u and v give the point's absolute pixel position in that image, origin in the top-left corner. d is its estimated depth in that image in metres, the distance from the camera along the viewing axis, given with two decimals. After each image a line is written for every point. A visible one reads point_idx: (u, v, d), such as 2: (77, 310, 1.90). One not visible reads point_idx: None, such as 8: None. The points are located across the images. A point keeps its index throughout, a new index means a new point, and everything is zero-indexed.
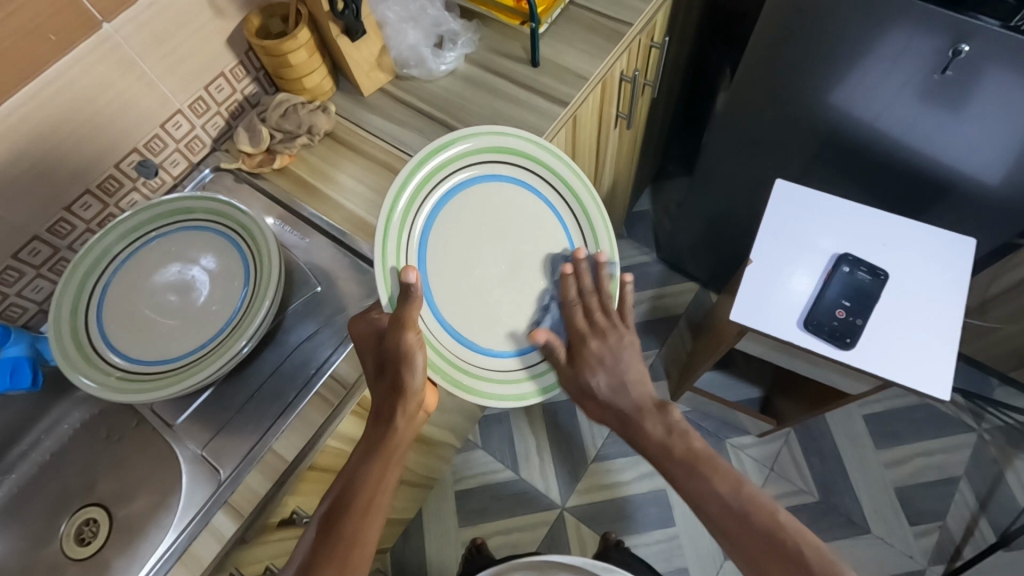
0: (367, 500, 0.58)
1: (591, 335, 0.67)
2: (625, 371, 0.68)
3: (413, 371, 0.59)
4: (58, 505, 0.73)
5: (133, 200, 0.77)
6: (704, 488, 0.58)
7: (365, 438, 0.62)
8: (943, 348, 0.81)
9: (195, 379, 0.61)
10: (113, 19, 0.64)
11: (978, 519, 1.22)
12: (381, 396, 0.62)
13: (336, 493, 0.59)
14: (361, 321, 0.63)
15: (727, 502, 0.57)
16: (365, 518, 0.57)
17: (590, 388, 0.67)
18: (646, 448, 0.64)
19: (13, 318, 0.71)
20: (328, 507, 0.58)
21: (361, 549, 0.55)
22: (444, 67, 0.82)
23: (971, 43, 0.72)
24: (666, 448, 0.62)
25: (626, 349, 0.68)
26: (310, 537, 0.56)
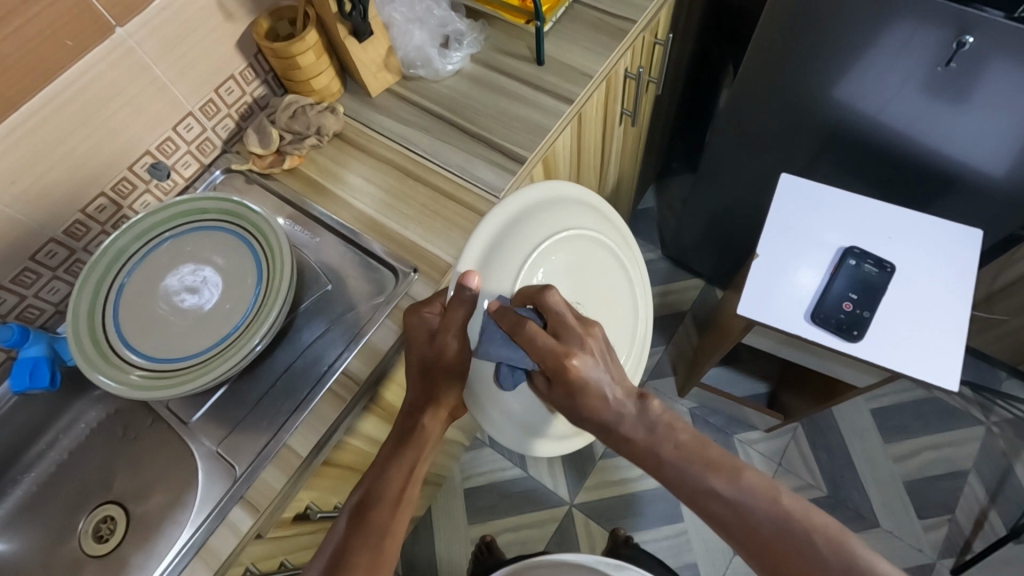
0: (382, 525, 0.59)
1: (541, 377, 0.59)
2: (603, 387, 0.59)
3: (455, 382, 0.61)
4: (76, 503, 0.75)
5: (146, 202, 0.78)
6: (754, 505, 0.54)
7: (394, 436, 0.64)
8: (951, 338, 0.81)
9: (212, 377, 0.62)
10: (127, 24, 0.65)
11: (988, 511, 1.21)
12: (416, 392, 0.63)
13: (355, 503, 0.61)
14: (410, 316, 0.62)
15: (779, 526, 0.53)
16: (380, 543, 0.58)
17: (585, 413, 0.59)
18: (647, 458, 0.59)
19: (31, 319, 0.72)
20: (360, 499, 0.61)
21: (392, 540, 0.59)
22: (450, 67, 0.83)
23: (975, 35, 0.72)
24: (682, 469, 0.57)
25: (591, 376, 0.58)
26: (329, 552, 0.58)
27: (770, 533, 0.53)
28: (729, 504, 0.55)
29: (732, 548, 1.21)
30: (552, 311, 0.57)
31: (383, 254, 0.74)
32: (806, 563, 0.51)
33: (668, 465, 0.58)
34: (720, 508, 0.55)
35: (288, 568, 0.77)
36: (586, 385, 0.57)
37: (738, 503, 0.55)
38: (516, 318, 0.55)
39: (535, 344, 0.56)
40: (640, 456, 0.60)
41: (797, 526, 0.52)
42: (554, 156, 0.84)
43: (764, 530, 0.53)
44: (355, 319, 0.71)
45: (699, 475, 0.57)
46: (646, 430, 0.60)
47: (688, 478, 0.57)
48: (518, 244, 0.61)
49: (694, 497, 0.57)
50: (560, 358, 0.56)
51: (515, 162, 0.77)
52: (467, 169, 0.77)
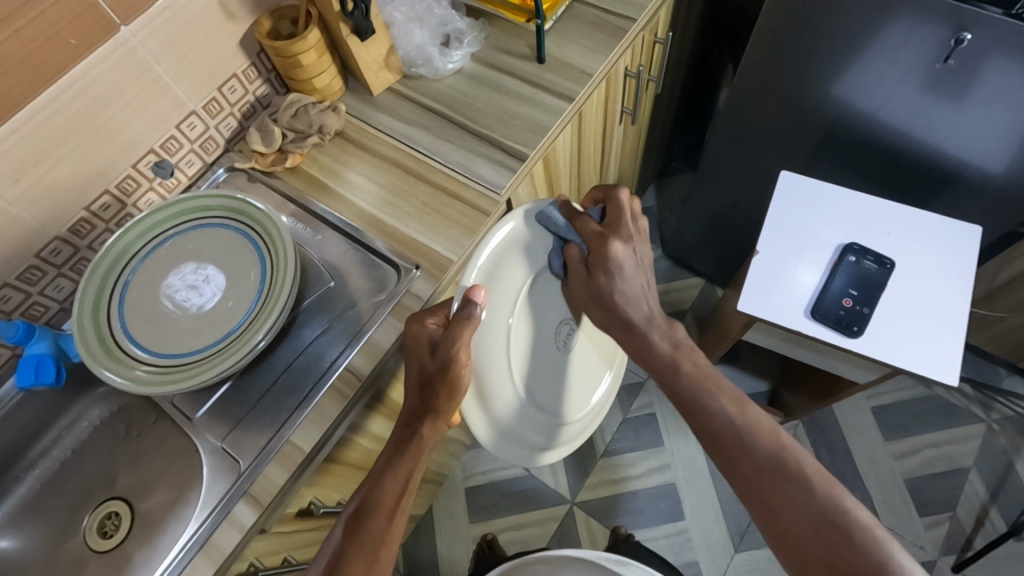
0: (380, 531, 0.59)
1: (579, 267, 0.69)
2: (632, 285, 0.68)
3: (456, 394, 0.61)
4: (80, 500, 0.75)
5: (150, 200, 0.78)
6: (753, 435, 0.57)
7: (391, 443, 0.64)
8: (951, 333, 0.81)
9: (216, 372, 0.63)
10: (130, 23, 0.66)
11: (988, 509, 1.21)
12: (415, 400, 0.64)
13: (353, 509, 0.61)
14: (413, 324, 0.61)
15: (769, 451, 0.56)
16: (376, 550, 0.58)
17: (602, 294, 0.68)
18: (652, 363, 0.67)
19: (35, 317, 0.72)
20: (357, 506, 0.60)
21: (387, 548, 0.59)
22: (451, 66, 0.84)
23: (972, 32, 0.72)
24: (693, 388, 0.62)
25: (631, 263, 0.68)
26: (328, 556, 0.58)
27: (762, 458, 0.56)
28: (731, 424, 0.59)
29: (734, 546, 1.21)
30: (614, 209, 0.70)
31: (385, 251, 0.74)
32: (790, 488, 0.53)
33: (679, 382, 0.64)
34: (721, 425, 0.59)
35: (291, 564, 0.77)
36: (616, 268, 0.67)
37: (737, 431, 0.58)
38: (581, 208, 0.71)
39: (584, 226, 0.69)
40: (658, 363, 0.66)
41: (787, 458, 0.55)
42: (555, 154, 0.84)
43: (756, 456, 0.56)
44: (357, 316, 0.72)
45: (708, 398, 0.61)
46: (668, 343, 0.67)
47: (697, 396, 0.62)
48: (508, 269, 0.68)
49: (701, 417, 0.61)
50: (602, 237, 0.68)
51: (515, 160, 0.77)
52: (468, 166, 0.77)
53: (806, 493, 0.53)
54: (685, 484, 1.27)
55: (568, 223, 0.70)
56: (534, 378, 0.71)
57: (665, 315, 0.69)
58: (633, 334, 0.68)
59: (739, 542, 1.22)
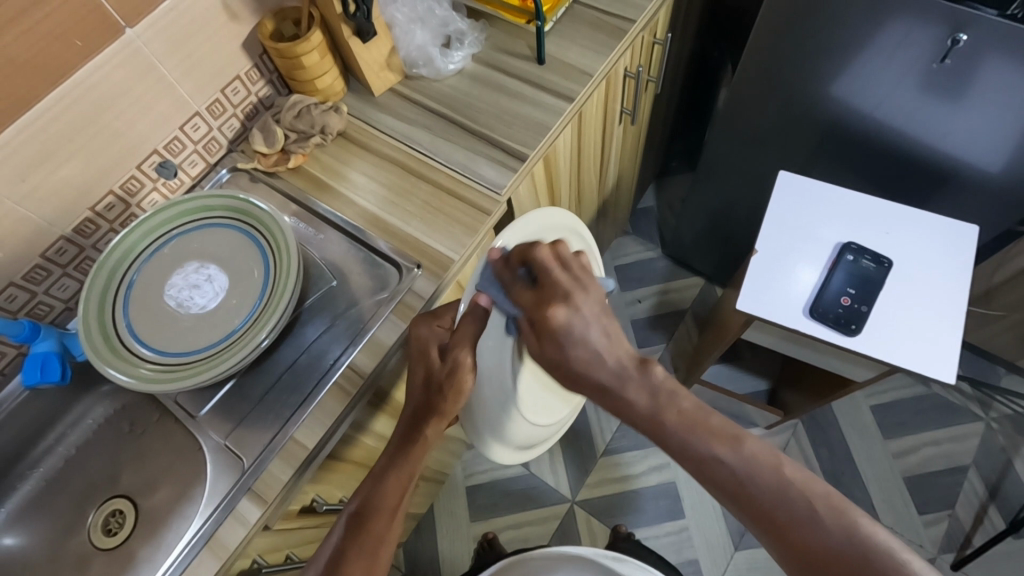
0: (378, 533, 0.59)
1: (528, 334, 0.57)
2: (591, 346, 0.54)
3: (460, 398, 0.60)
4: (85, 498, 0.76)
5: (153, 200, 0.79)
6: (753, 470, 0.48)
7: (393, 443, 0.63)
8: (947, 332, 0.82)
9: (219, 370, 0.63)
10: (135, 25, 0.66)
11: (987, 507, 1.22)
12: (419, 402, 0.62)
13: (353, 510, 0.60)
14: (420, 328, 0.64)
15: (776, 488, 0.47)
16: (375, 549, 0.58)
17: (556, 365, 0.55)
18: (633, 418, 0.53)
19: (40, 316, 0.73)
20: (358, 505, 0.60)
21: (386, 547, 0.59)
22: (452, 66, 0.84)
23: (968, 33, 0.73)
24: (683, 437, 0.50)
25: (578, 321, 0.54)
26: (327, 555, 0.59)
27: (769, 501, 0.47)
28: (730, 471, 0.49)
29: (734, 544, 1.22)
30: (541, 266, 0.57)
31: (388, 251, 0.75)
32: (808, 530, 0.46)
33: (670, 441, 0.51)
34: (718, 474, 0.49)
35: (294, 561, 0.77)
36: (564, 335, 0.54)
37: (735, 475, 0.49)
38: (513, 271, 0.58)
39: (518, 296, 0.57)
40: (639, 418, 0.52)
41: (796, 495, 0.47)
42: (555, 154, 0.85)
43: (764, 500, 0.47)
44: (359, 315, 0.73)
45: (700, 442, 0.50)
46: (646, 393, 0.52)
47: (686, 444, 0.50)
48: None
49: (693, 464, 0.50)
50: (540, 304, 0.55)
51: (516, 160, 0.78)
52: (469, 166, 0.78)
53: (826, 534, 0.45)
54: (685, 482, 1.28)
55: (501, 285, 0.58)
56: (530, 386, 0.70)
57: (636, 355, 0.54)
58: (609, 396, 0.54)
59: (739, 540, 1.22)
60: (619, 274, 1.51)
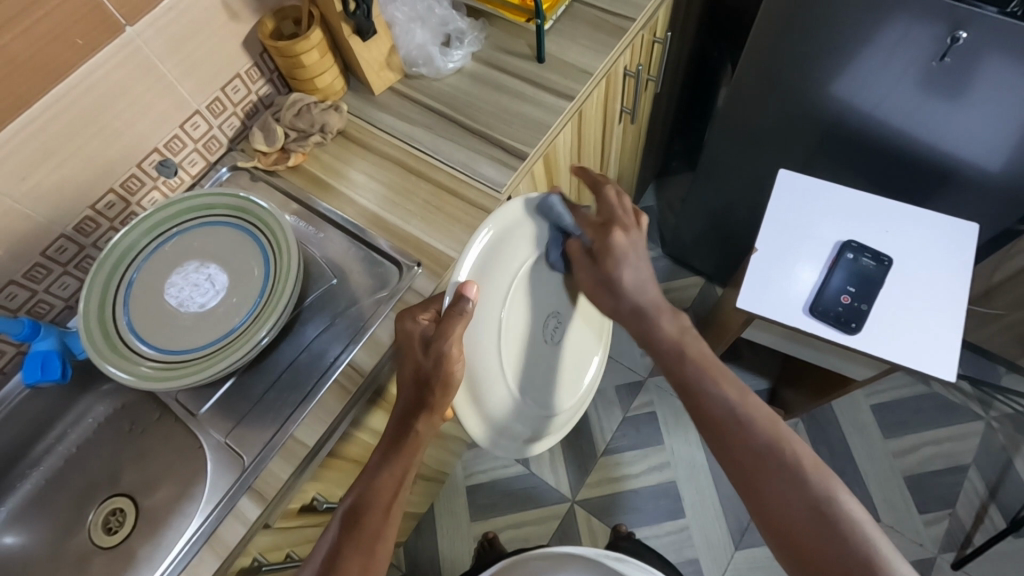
0: (375, 530, 0.58)
1: (584, 254, 0.71)
2: (639, 275, 0.68)
3: (451, 390, 0.61)
4: (85, 497, 0.76)
5: (153, 199, 0.79)
6: (753, 421, 0.56)
7: (386, 439, 0.64)
8: (947, 331, 0.82)
9: (220, 368, 0.63)
10: (135, 23, 0.67)
11: (987, 506, 1.22)
12: (409, 398, 0.64)
13: (349, 506, 0.60)
14: (404, 320, 0.64)
15: (766, 441, 0.54)
16: (373, 547, 0.57)
17: (610, 283, 0.68)
18: (657, 347, 0.66)
19: (40, 314, 0.73)
20: (353, 502, 0.60)
21: (384, 544, 0.58)
22: (452, 65, 0.84)
23: (968, 30, 0.73)
24: (699, 372, 0.61)
25: (632, 254, 0.69)
26: (322, 554, 0.57)
27: (758, 447, 0.54)
28: (733, 412, 0.57)
29: (734, 543, 1.22)
30: (605, 201, 0.72)
31: (388, 249, 0.75)
32: (788, 485, 0.51)
33: (690, 373, 0.62)
34: (720, 412, 0.58)
35: (293, 560, 0.77)
36: (620, 258, 0.68)
37: (732, 423, 0.56)
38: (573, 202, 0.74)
39: (581, 220, 0.72)
40: (664, 346, 0.65)
41: (784, 451, 0.53)
42: (555, 153, 0.85)
43: (754, 446, 0.54)
44: (358, 313, 0.73)
45: (712, 384, 0.60)
46: (675, 328, 0.66)
47: (701, 381, 0.60)
48: (496, 270, 0.67)
49: (703, 402, 0.59)
50: (603, 230, 0.69)
51: (516, 158, 0.78)
52: (469, 165, 0.78)
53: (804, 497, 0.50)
54: (685, 482, 1.28)
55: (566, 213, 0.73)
56: (529, 371, 0.72)
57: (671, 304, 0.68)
58: (641, 320, 0.67)
59: (739, 539, 1.22)
60: None
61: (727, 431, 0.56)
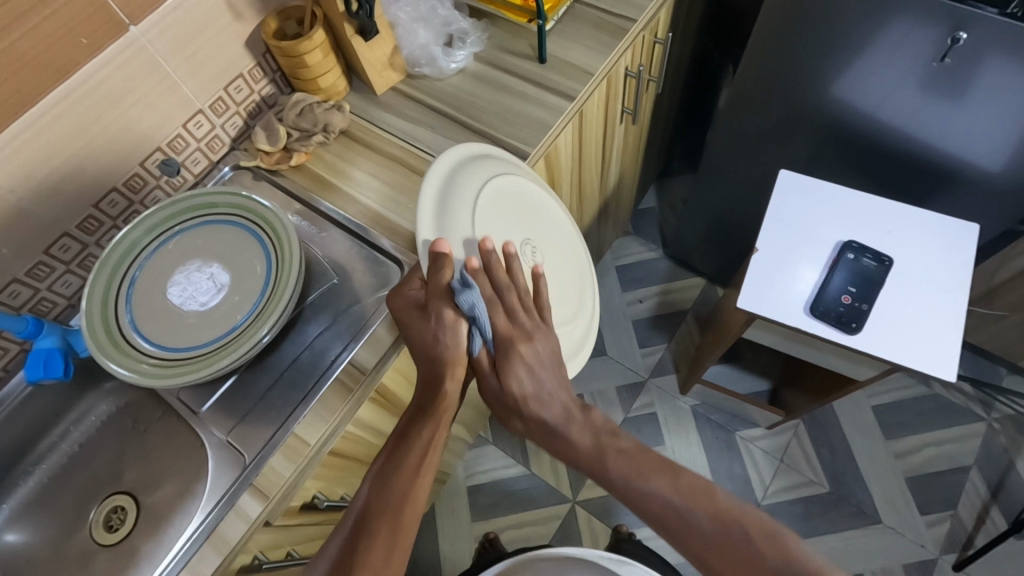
0: (403, 493, 0.57)
1: (488, 376, 0.63)
2: (545, 388, 0.62)
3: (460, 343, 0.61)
4: (86, 495, 0.76)
5: (156, 198, 0.80)
6: (696, 522, 0.53)
7: (414, 406, 0.63)
8: (949, 331, 0.82)
9: (221, 366, 0.64)
10: (140, 23, 0.67)
11: (989, 507, 1.22)
12: (425, 363, 0.62)
13: (375, 474, 0.60)
14: (395, 296, 0.64)
15: (724, 538, 0.51)
16: (400, 510, 0.57)
17: (515, 395, 0.61)
18: (575, 458, 0.60)
19: (44, 312, 0.73)
20: (381, 467, 0.60)
21: (412, 506, 0.57)
22: (454, 65, 0.85)
23: (969, 31, 0.73)
24: (625, 473, 0.57)
25: (541, 368, 0.62)
26: (345, 530, 0.57)
27: (714, 542, 0.51)
28: (672, 506, 0.54)
29: None
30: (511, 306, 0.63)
31: (391, 249, 0.75)
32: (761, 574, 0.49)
33: (610, 471, 0.58)
34: (661, 509, 0.54)
35: (296, 558, 0.77)
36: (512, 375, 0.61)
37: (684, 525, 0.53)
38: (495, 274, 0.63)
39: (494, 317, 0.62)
40: (581, 456, 0.60)
41: (744, 536, 0.51)
42: (557, 152, 0.85)
43: (712, 543, 0.52)
44: (360, 312, 0.73)
45: (642, 480, 0.56)
46: (589, 435, 0.60)
47: (627, 481, 0.56)
48: (456, 211, 0.65)
49: (634, 500, 0.56)
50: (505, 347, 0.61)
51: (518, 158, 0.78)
52: None
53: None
54: None
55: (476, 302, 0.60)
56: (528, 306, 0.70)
57: (580, 404, 0.63)
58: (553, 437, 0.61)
59: None
60: (620, 274, 1.51)
61: (672, 530, 0.54)
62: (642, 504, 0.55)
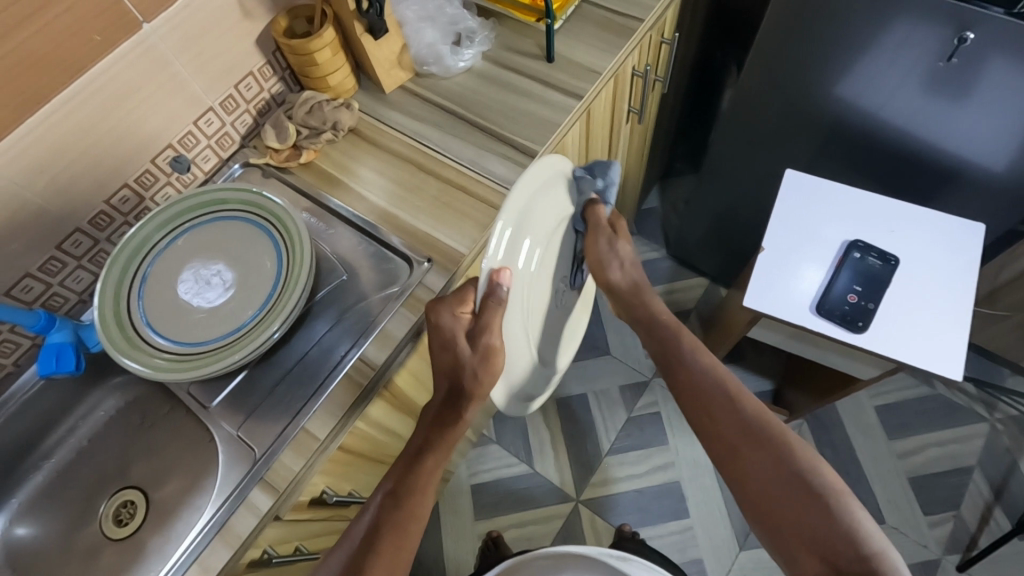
0: (412, 508, 0.60)
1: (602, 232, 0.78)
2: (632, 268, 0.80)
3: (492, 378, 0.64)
4: (95, 489, 0.76)
5: (167, 194, 0.80)
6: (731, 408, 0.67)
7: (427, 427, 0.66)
8: (954, 331, 0.82)
9: (232, 361, 0.64)
10: (152, 20, 0.68)
11: (992, 508, 1.22)
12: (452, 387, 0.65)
13: (386, 490, 0.62)
14: (443, 313, 0.63)
15: (744, 420, 0.66)
16: (407, 525, 0.59)
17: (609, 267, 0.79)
18: (654, 328, 0.78)
19: (55, 307, 0.74)
20: (394, 484, 0.62)
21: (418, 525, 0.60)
22: (462, 64, 0.85)
23: (975, 32, 0.74)
24: (686, 351, 0.74)
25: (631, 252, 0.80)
26: (356, 540, 0.59)
27: (738, 425, 0.66)
28: (716, 388, 0.70)
29: (738, 544, 1.22)
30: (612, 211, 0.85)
31: (400, 246, 0.75)
32: (767, 460, 0.63)
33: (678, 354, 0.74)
34: (705, 385, 0.70)
35: (304, 553, 0.78)
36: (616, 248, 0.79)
37: (749, 447, 0.64)
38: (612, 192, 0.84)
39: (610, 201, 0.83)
40: (662, 325, 0.78)
41: (767, 428, 0.65)
42: (564, 151, 0.86)
43: (736, 426, 0.66)
44: (367, 309, 0.73)
45: (698, 360, 0.73)
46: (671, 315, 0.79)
47: (687, 360, 0.73)
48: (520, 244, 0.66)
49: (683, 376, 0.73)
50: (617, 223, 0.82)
51: (525, 156, 0.79)
52: (478, 162, 0.79)
53: (821, 518, 0.58)
54: (689, 483, 1.28)
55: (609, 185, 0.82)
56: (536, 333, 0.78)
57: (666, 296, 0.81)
58: (640, 307, 0.80)
59: (743, 540, 1.22)
60: None
61: (707, 403, 0.69)
62: (690, 384, 0.72)
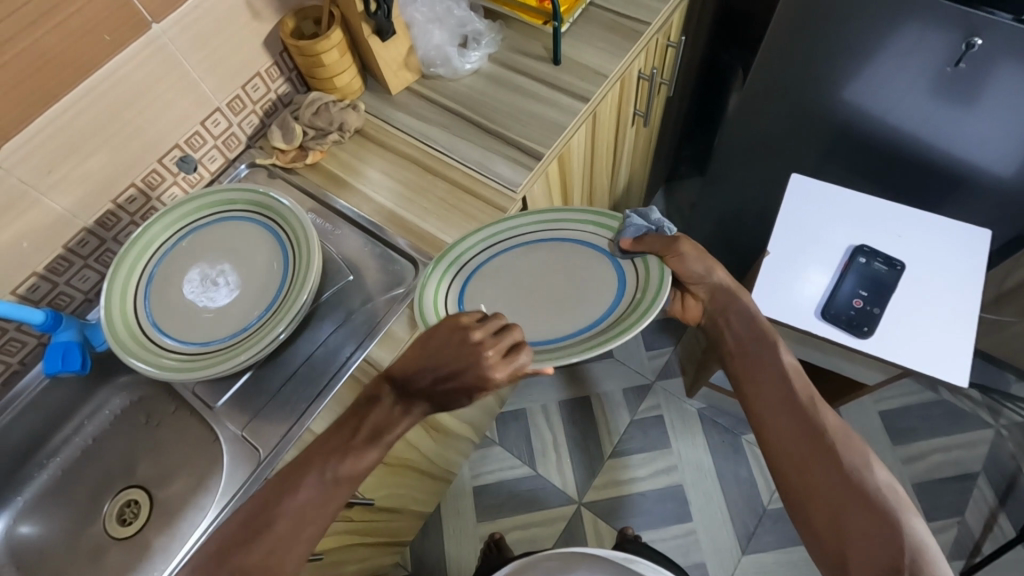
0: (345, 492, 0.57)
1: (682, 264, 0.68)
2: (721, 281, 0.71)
3: None
4: (101, 488, 0.76)
5: (173, 194, 0.80)
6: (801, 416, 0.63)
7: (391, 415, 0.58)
8: (961, 335, 0.82)
9: (237, 362, 0.64)
10: (162, 22, 0.68)
11: (997, 515, 1.21)
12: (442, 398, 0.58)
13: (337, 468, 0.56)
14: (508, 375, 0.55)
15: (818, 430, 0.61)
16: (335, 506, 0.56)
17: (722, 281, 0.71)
18: (729, 322, 0.71)
19: (62, 306, 0.74)
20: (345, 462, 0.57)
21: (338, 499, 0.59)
22: (469, 66, 0.85)
23: (983, 37, 0.74)
24: (760, 350, 0.68)
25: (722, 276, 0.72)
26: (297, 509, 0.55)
27: (808, 433, 0.61)
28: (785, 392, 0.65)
29: (741, 548, 1.22)
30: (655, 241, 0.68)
31: (405, 247, 0.75)
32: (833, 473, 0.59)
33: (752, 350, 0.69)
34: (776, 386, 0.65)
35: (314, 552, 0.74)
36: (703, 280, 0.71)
37: (820, 454, 0.60)
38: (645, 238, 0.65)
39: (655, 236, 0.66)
40: (744, 326, 0.71)
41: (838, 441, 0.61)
42: (570, 153, 0.85)
43: (807, 432, 0.62)
44: (373, 311, 0.73)
45: (772, 359, 0.67)
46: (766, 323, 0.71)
47: (759, 356, 0.68)
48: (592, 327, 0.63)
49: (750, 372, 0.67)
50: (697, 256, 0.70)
51: (531, 159, 0.78)
52: (485, 164, 0.79)
53: (890, 537, 0.54)
54: (692, 486, 1.28)
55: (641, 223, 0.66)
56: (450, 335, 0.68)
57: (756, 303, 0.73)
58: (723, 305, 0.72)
59: (746, 544, 1.22)
60: None
61: (775, 403, 0.64)
62: (759, 382, 0.66)
